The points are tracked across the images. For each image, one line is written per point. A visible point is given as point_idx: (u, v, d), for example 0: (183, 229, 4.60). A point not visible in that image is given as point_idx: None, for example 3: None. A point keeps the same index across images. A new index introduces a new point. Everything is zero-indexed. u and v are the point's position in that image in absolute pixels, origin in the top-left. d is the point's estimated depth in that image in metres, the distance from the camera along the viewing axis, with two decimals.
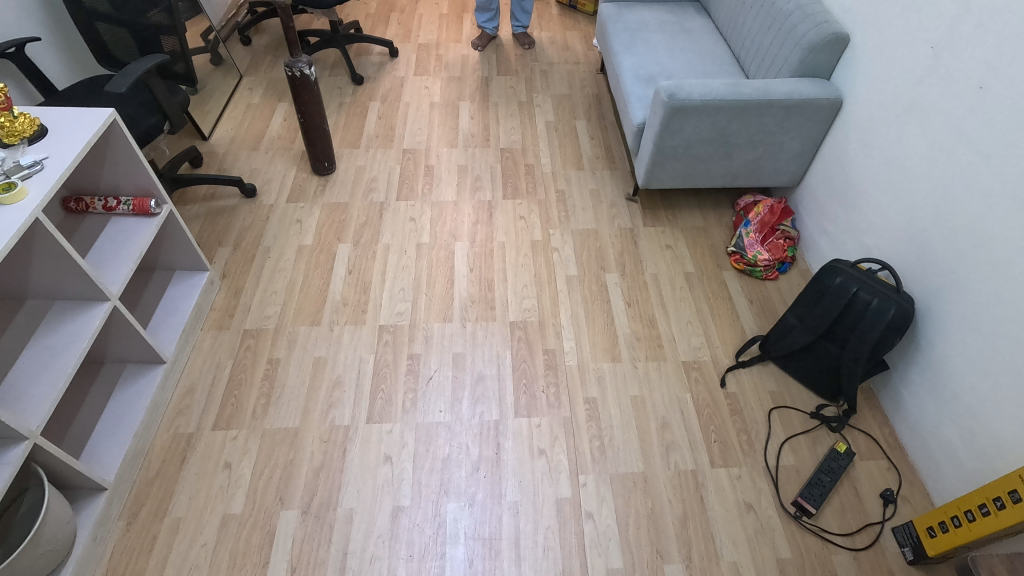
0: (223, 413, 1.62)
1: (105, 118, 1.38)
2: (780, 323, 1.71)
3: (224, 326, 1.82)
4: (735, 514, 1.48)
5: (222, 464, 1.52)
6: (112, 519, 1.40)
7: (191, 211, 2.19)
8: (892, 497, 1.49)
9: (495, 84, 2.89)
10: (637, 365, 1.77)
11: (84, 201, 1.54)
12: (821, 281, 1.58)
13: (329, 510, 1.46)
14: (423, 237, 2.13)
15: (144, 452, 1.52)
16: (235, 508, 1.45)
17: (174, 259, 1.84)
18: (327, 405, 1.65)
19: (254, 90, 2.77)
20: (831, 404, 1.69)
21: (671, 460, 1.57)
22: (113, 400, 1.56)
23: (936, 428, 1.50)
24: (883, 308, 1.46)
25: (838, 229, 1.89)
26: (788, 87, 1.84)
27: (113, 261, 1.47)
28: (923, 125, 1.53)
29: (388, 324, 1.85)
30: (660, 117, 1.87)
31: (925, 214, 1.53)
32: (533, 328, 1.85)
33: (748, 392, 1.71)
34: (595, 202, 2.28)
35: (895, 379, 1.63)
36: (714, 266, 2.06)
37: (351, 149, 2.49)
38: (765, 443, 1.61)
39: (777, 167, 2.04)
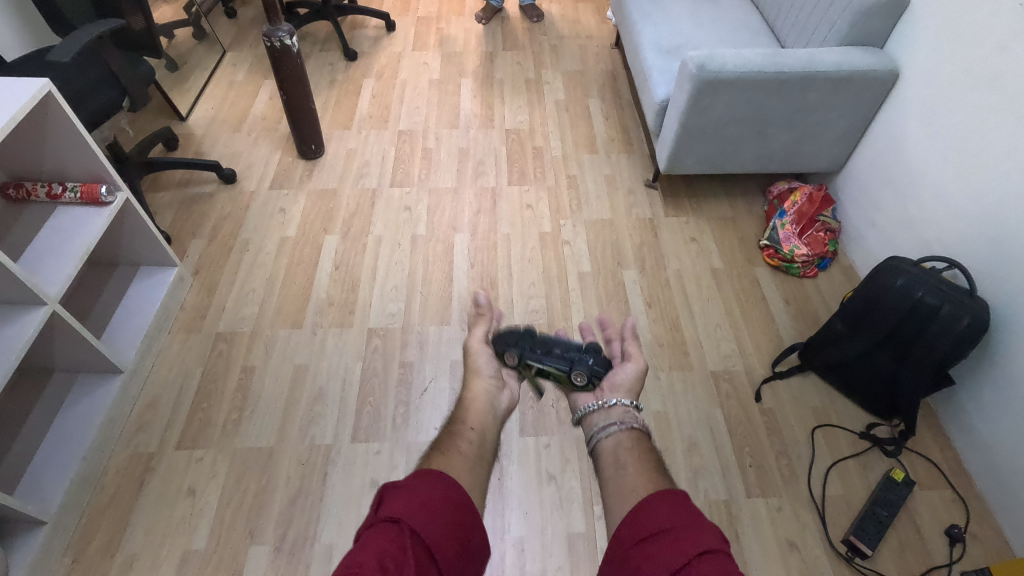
0: (189, 429, 1.43)
1: (38, 89, 1.16)
2: (825, 330, 1.49)
3: (195, 327, 1.62)
4: (777, 555, 1.27)
5: (185, 489, 1.33)
6: (54, 556, 1.22)
7: (164, 199, 1.98)
8: (961, 536, 1.28)
9: (501, 60, 2.65)
10: (660, 375, 1.55)
11: (25, 186, 1.34)
12: (877, 283, 1.36)
13: (305, 547, 1.26)
14: (419, 227, 1.91)
15: (96, 475, 1.33)
16: (197, 542, 1.26)
17: (138, 253, 1.64)
18: (307, 421, 1.45)
19: (238, 66, 2.55)
20: (883, 424, 1.47)
21: (700, 487, 1.36)
22: (62, 416, 1.37)
23: (1013, 455, 1.28)
24: (954, 316, 1.24)
25: (889, 220, 1.66)
26: (835, 56, 1.59)
27: (53, 258, 1.27)
28: (1005, 98, 1.29)
29: (378, 327, 1.64)
30: (687, 93, 1.63)
31: (1002, 202, 1.31)
32: (541, 332, 1.64)
33: (787, 408, 1.50)
34: (610, 189, 2.06)
35: (960, 396, 1.41)
36: (744, 261, 1.83)
37: (341, 130, 2.27)
38: (808, 468, 1.40)
39: (819, 149, 1.80)
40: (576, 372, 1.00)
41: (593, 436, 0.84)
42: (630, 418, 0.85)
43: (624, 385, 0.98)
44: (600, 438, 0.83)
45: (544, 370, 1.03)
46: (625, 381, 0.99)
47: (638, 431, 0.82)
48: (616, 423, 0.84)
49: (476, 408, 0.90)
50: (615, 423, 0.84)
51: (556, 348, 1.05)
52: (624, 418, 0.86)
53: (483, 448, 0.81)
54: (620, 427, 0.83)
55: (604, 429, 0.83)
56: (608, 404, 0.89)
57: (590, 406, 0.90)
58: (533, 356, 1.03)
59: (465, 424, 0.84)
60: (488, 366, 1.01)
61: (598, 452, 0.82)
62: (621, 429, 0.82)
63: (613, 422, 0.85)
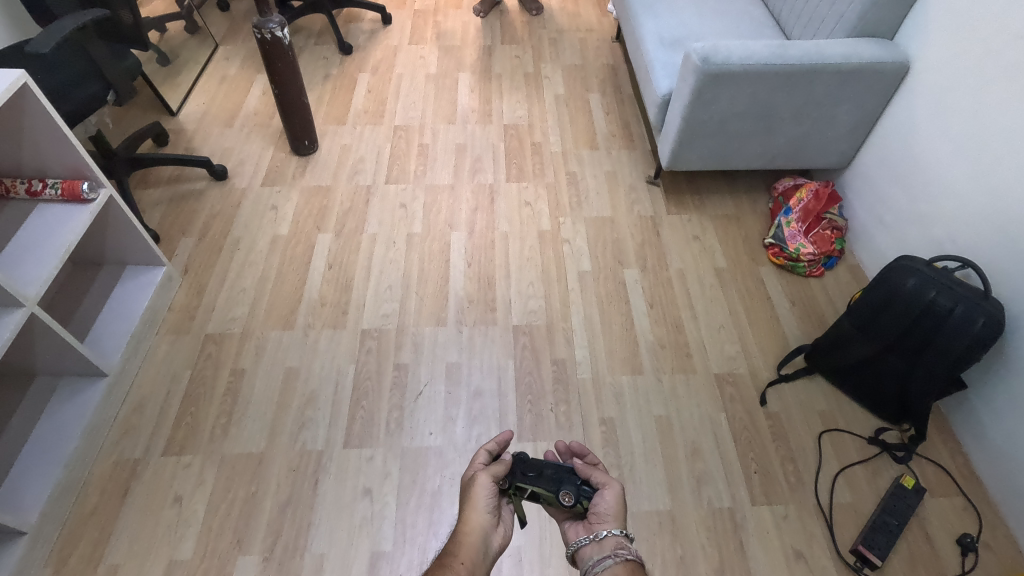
0: (176, 434, 1.38)
1: (14, 81, 1.11)
2: (832, 332, 1.44)
3: (184, 329, 1.58)
4: (783, 566, 1.23)
5: (172, 497, 1.29)
6: (34, 567, 1.18)
7: (153, 196, 1.93)
8: (973, 545, 1.23)
9: (499, 54, 2.59)
10: (662, 378, 1.51)
11: (4, 183, 1.29)
12: (887, 283, 1.31)
13: (295, 557, 1.22)
14: (414, 226, 1.86)
15: (79, 483, 1.29)
16: (183, 553, 1.22)
17: (124, 252, 1.59)
18: (298, 426, 1.41)
19: (231, 60, 2.49)
20: (892, 428, 1.42)
21: (703, 494, 1.32)
22: (44, 422, 1.32)
23: None
24: (968, 317, 1.20)
25: (898, 218, 1.61)
26: (844, 48, 1.54)
27: (33, 258, 1.22)
28: (1022, 91, 1.24)
29: (372, 328, 1.60)
30: (691, 87, 1.58)
31: (1017, 198, 1.26)
32: (540, 334, 1.59)
33: (793, 412, 1.45)
34: (611, 185, 2.01)
35: (972, 399, 1.36)
36: (748, 260, 1.78)
37: (336, 125, 2.21)
38: (815, 473, 1.35)
39: (826, 145, 1.75)
40: (565, 495, 0.87)
41: (588, 571, 0.79)
42: (625, 547, 0.80)
43: (609, 513, 0.85)
44: (596, 574, 0.77)
45: (530, 494, 0.89)
46: (609, 510, 0.86)
47: (631, 564, 0.78)
48: (610, 552, 0.79)
49: (470, 542, 0.80)
50: (610, 554, 0.79)
51: (545, 469, 0.90)
52: (619, 547, 0.80)
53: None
54: (615, 559, 0.78)
55: (600, 563, 0.78)
56: (599, 535, 0.82)
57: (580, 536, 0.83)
58: (524, 481, 0.88)
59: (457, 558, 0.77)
60: (487, 498, 0.85)
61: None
62: (616, 561, 0.78)
63: (607, 554, 0.79)
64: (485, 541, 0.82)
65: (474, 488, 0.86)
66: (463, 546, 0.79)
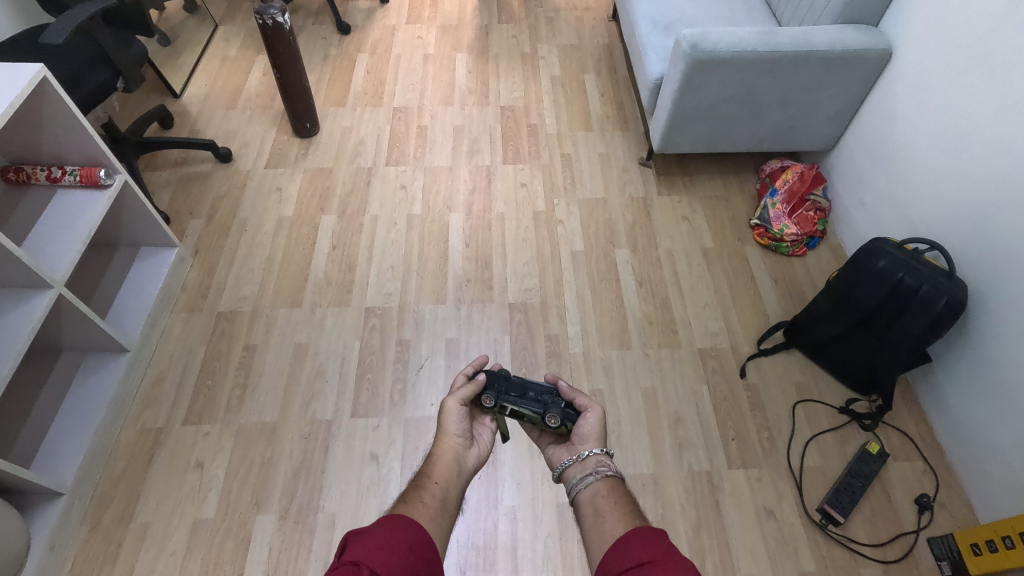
0: (195, 405, 1.48)
1: (34, 75, 1.17)
2: (809, 309, 1.53)
3: (197, 307, 1.67)
4: (755, 523, 1.34)
5: (194, 463, 1.40)
6: (72, 525, 1.29)
7: (161, 178, 1.99)
8: (929, 505, 1.35)
9: (496, 33, 2.62)
10: (649, 353, 1.61)
11: (25, 170, 1.37)
12: (860, 264, 1.40)
13: (309, 516, 1.34)
14: (414, 207, 1.93)
15: (107, 450, 1.40)
16: (207, 512, 1.33)
17: (138, 234, 1.67)
18: (308, 397, 1.51)
19: (231, 41, 2.52)
20: (862, 398, 1.53)
21: (684, 459, 1.43)
22: (72, 393, 1.42)
23: (982, 430, 1.34)
24: (932, 297, 1.28)
25: (877, 200, 1.68)
26: (829, 35, 1.58)
27: (57, 241, 1.30)
28: (993, 82, 1.30)
29: (376, 306, 1.69)
30: (681, 73, 1.63)
31: (984, 185, 1.34)
32: (534, 311, 1.68)
33: (771, 384, 1.56)
34: (604, 167, 2.07)
35: (936, 372, 1.46)
36: (734, 240, 1.86)
37: (336, 107, 2.26)
38: (788, 441, 1.46)
39: (811, 128, 1.81)
40: (549, 417, 0.94)
41: (571, 489, 0.85)
42: (606, 465, 0.87)
43: (591, 435, 0.94)
44: (579, 491, 0.84)
45: (515, 413, 0.98)
46: (592, 431, 0.94)
47: (612, 479, 0.85)
48: (592, 471, 0.86)
49: (442, 462, 0.86)
50: (592, 472, 0.85)
51: (529, 390, 0.99)
52: (600, 465, 0.87)
53: (448, 503, 0.80)
54: (596, 476, 0.85)
55: (582, 481, 0.84)
56: (582, 455, 0.89)
57: (566, 459, 0.90)
58: (508, 400, 0.97)
59: (430, 478, 0.82)
60: (457, 422, 0.93)
61: (578, 503, 0.84)
62: (598, 477, 0.85)
63: (589, 472, 0.86)
64: (458, 461, 0.89)
65: (444, 413, 0.93)
66: (437, 467, 0.85)
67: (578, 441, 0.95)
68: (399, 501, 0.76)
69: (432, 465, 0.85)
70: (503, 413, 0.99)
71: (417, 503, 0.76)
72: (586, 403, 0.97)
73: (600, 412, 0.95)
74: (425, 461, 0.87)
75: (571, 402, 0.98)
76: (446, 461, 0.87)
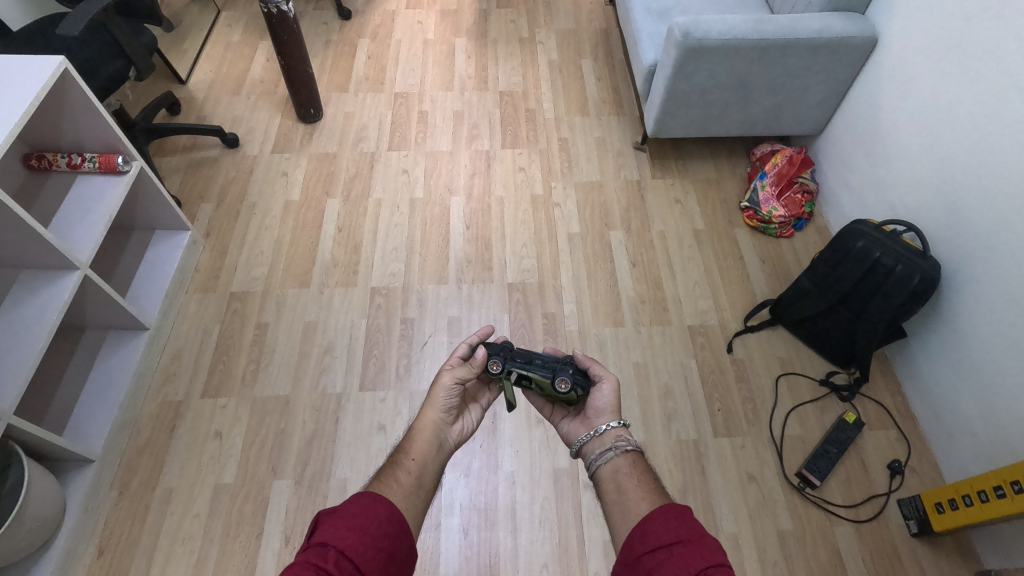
0: (212, 379, 1.57)
1: (56, 67, 1.24)
2: (792, 288, 1.61)
3: (210, 288, 1.75)
4: (737, 486, 1.44)
5: (213, 432, 1.49)
6: (103, 489, 1.39)
7: (171, 164, 2.06)
8: (900, 469, 1.45)
9: (494, 18, 2.65)
10: (641, 330, 1.69)
11: (46, 157, 1.43)
12: (841, 244, 1.47)
13: (322, 481, 1.43)
14: (417, 190, 2.00)
15: (132, 421, 1.49)
16: (227, 477, 1.43)
17: (152, 218, 1.74)
18: (318, 372, 1.60)
19: (234, 27, 2.56)
20: (841, 371, 1.62)
21: (673, 428, 1.52)
22: (97, 368, 1.51)
23: (952, 399, 1.44)
24: (907, 275, 1.36)
25: (861, 182, 1.75)
26: (817, 23, 1.64)
27: (80, 225, 1.38)
28: (968, 69, 1.36)
29: (381, 286, 1.77)
30: (674, 60, 1.69)
31: (959, 168, 1.41)
32: (532, 290, 1.76)
33: (756, 358, 1.64)
34: (600, 151, 2.13)
35: (911, 346, 1.55)
36: (725, 222, 1.94)
37: (339, 93, 2.31)
38: (771, 411, 1.55)
39: (800, 113, 1.87)
40: (560, 380, 0.99)
41: (591, 464, 0.91)
42: (624, 439, 0.91)
43: (607, 407, 0.99)
44: (599, 465, 0.90)
45: (525, 378, 1.02)
46: (607, 403, 1.00)
47: (632, 453, 0.90)
48: (612, 445, 0.91)
49: (421, 438, 0.93)
50: (611, 447, 0.91)
51: (539, 359, 1.04)
52: (618, 439, 0.92)
53: (424, 480, 0.86)
54: (616, 451, 0.90)
55: (602, 457, 0.90)
56: (601, 430, 0.94)
57: (586, 434, 0.95)
58: (515, 365, 1.02)
59: (407, 455, 0.88)
60: (445, 399, 0.98)
61: (599, 477, 0.90)
62: (619, 452, 0.90)
63: (608, 447, 0.91)
64: (440, 438, 0.95)
65: (435, 389, 0.98)
66: (416, 445, 0.91)
67: (595, 415, 1.00)
68: (374, 479, 0.83)
69: (411, 442, 0.92)
70: (513, 379, 1.04)
71: (390, 480, 0.82)
72: (601, 373, 1.01)
73: (614, 383, 1.00)
74: (406, 436, 0.93)
75: (583, 371, 1.02)
76: (426, 437, 0.93)
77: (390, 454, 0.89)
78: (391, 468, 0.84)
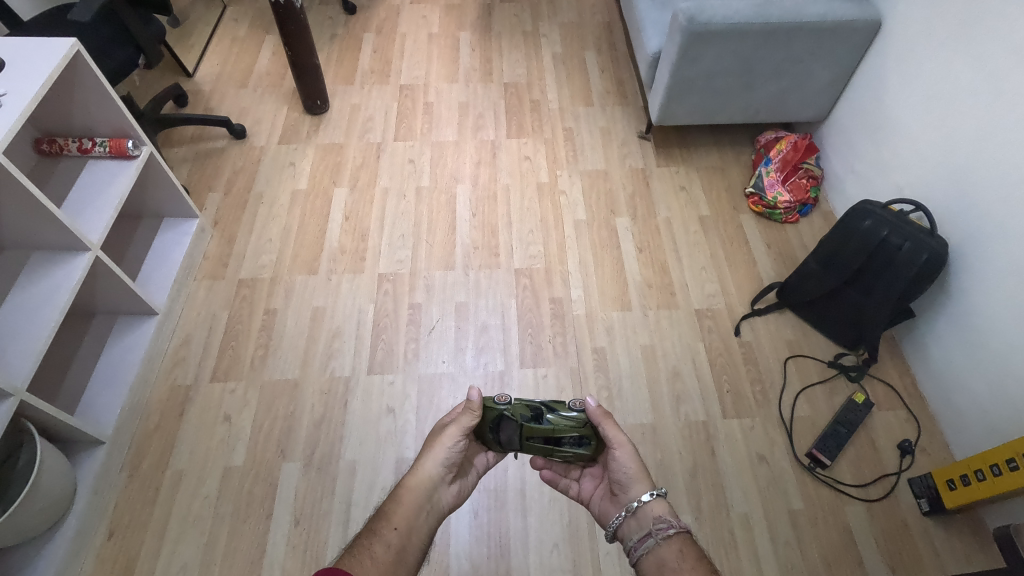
0: (221, 363, 1.58)
1: (68, 49, 1.24)
2: (800, 270, 1.61)
3: (219, 275, 1.75)
4: (747, 466, 1.44)
5: (222, 416, 1.49)
6: (113, 471, 1.39)
7: (178, 154, 2.07)
8: (910, 448, 1.44)
9: (498, 12, 2.67)
10: (648, 313, 1.69)
11: (58, 142, 1.44)
12: (847, 224, 1.47)
13: (331, 463, 1.43)
14: (423, 179, 2.01)
15: (141, 404, 1.50)
16: (236, 460, 1.43)
17: (161, 206, 1.75)
18: (327, 356, 1.60)
19: (240, 21, 2.57)
20: (850, 353, 1.61)
21: (682, 410, 1.52)
22: (106, 353, 1.52)
23: (960, 379, 1.44)
24: (914, 253, 1.36)
25: (867, 166, 1.76)
26: (821, 7, 1.65)
27: (91, 209, 1.39)
28: (971, 49, 1.37)
29: (388, 272, 1.77)
30: (678, 45, 1.70)
31: (964, 148, 1.41)
32: (539, 276, 1.77)
33: (764, 341, 1.64)
34: (605, 140, 2.14)
35: (919, 326, 1.55)
36: (730, 208, 1.94)
37: (345, 85, 2.33)
38: (779, 393, 1.55)
39: (804, 99, 1.88)
40: (573, 399, 1.00)
41: (632, 552, 0.87)
42: (664, 522, 0.86)
43: (633, 479, 0.93)
44: (640, 555, 0.86)
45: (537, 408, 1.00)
46: (631, 474, 0.93)
47: (676, 538, 0.85)
48: (651, 531, 0.86)
49: (408, 500, 0.90)
50: (650, 533, 0.86)
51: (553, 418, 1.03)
52: (659, 522, 0.87)
53: (405, 555, 0.84)
54: (656, 539, 0.85)
55: (642, 546, 0.85)
56: (636, 510, 0.90)
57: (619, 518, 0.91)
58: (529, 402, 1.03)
59: (388, 523, 0.86)
60: (446, 452, 0.94)
61: (641, 566, 0.86)
62: (660, 541, 0.85)
63: (647, 533, 0.87)
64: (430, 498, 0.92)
65: (436, 441, 0.95)
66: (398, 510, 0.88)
67: (622, 491, 0.94)
68: (346, 552, 0.82)
69: (396, 506, 0.89)
70: (524, 418, 0.99)
71: (364, 556, 0.81)
72: (614, 433, 0.93)
73: (631, 448, 0.93)
74: (392, 495, 0.90)
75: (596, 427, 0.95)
76: (414, 497, 0.90)
77: (373, 517, 0.88)
78: (368, 541, 0.83)
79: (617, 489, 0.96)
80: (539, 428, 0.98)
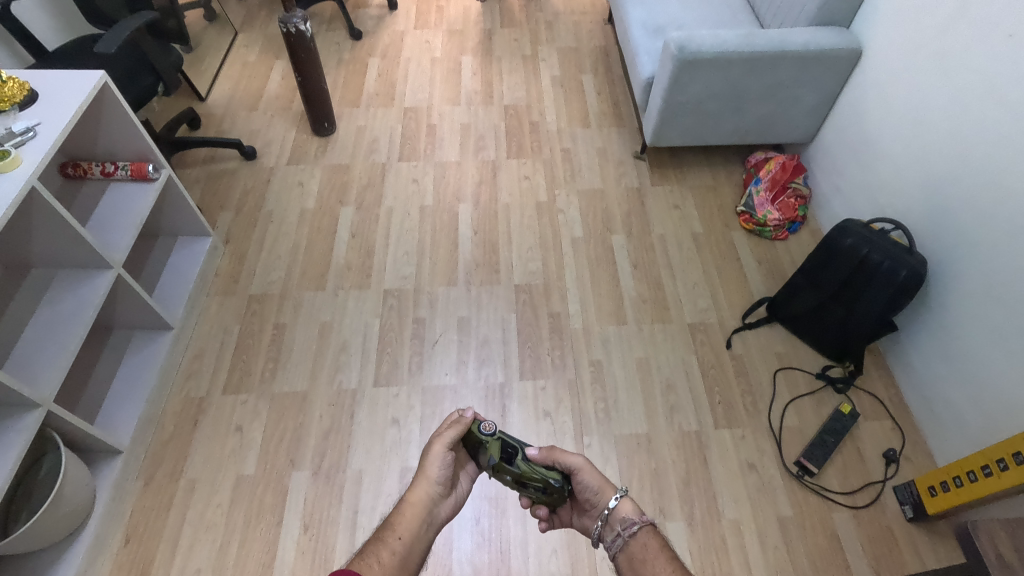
0: (232, 376, 1.64)
1: (96, 81, 1.33)
2: (787, 286, 1.68)
3: (230, 291, 1.82)
4: (738, 474, 1.50)
5: (233, 427, 1.56)
6: (129, 480, 1.45)
7: (192, 175, 2.16)
8: (895, 457, 1.50)
9: (498, 37, 2.78)
10: (642, 327, 1.76)
11: (82, 166, 1.51)
12: (830, 242, 1.54)
13: (339, 472, 1.49)
14: (426, 199, 2.09)
15: (156, 416, 1.56)
16: (247, 468, 1.49)
17: (176, 225, 1.83)
18: (334, 369, 1.67)
19: (250, 47, 2.68)
20: (837, 365, 1.68)
21: (675, 420, 1.58)
22: (123, 366, 1.59)
23: (940, 389, 1.50)
24: (894, 270, 1.43)
25: (850, 186, 1.84)
26: (804, 37, 1.74)
27: (113, 229, 1.47)
28: (945, 77, 1.46)
29: (393, 288, 1.84)
30: (669, 72, 1.79)
31: (940, 170, 1.50)
32: (538, 291, 1.84)
33: (754, 353, 1.71)
34: (602, 160, 2.23)
35: (903, 339, 1.61)
36: (722, 226, 2.02)
37: (351, 108, 2.42)
38: (769, 403, 1.61)
39: (791, 122, 1.96)
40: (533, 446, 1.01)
41: (607, 550, 0.94)
42: (630, 521, 0.93)
43: (597, 491, 0.98)
44: (615, 553, 0.93)
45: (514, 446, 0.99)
46: (594, 489, 0.98)
47: (641, 533, 0.92)
48: (619, 531, 0.93)
49: (406, 512, 0.95)
50: (619, 534, 0.93)
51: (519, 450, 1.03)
52: (625, 523, 0.93)
53: (407, 563, 0.88)
54: (625, 538, 0.92)
55: (615, 545, 0.93)
56: (607, 515, 0.96)
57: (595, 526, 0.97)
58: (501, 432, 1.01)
59: (394, 532, 0.91)
60: (438, 469, 0.98)
61: (618, 561, 0.93)
62: (627, 539, 0.92)
63: (617, 533, 0.93)
64: (431, 510, 0.97)
65: (429, 455, 0.98)
66: (404, 519, 0.93)
67: (591, 503, 0.99)
68: (356, 557, 0.86)
69: (400, 516, 0.93)
70: (498, 456, 0.97)
71: (369, 562, 0.85)
72: (572, 460, 0.99)
73: (591, 466, 0.98)
74: (396, 509, 0.95)
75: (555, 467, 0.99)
76: (414, 511, 0.95)
77: (377, 528, 0.92)
78: (375, 548, 0.87)
79: (584, 502, 1.01)
80: (509, 470, 0.97)
